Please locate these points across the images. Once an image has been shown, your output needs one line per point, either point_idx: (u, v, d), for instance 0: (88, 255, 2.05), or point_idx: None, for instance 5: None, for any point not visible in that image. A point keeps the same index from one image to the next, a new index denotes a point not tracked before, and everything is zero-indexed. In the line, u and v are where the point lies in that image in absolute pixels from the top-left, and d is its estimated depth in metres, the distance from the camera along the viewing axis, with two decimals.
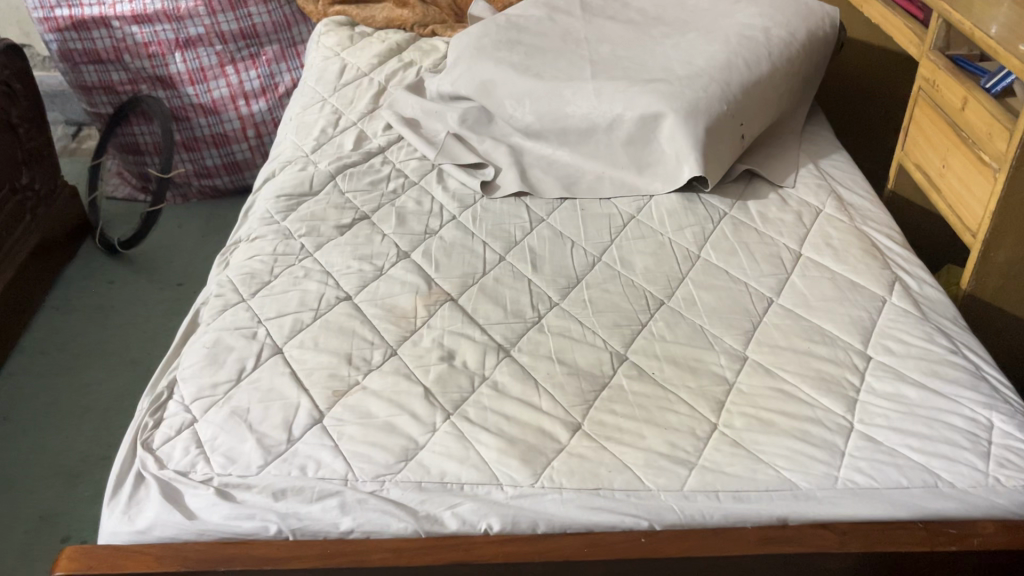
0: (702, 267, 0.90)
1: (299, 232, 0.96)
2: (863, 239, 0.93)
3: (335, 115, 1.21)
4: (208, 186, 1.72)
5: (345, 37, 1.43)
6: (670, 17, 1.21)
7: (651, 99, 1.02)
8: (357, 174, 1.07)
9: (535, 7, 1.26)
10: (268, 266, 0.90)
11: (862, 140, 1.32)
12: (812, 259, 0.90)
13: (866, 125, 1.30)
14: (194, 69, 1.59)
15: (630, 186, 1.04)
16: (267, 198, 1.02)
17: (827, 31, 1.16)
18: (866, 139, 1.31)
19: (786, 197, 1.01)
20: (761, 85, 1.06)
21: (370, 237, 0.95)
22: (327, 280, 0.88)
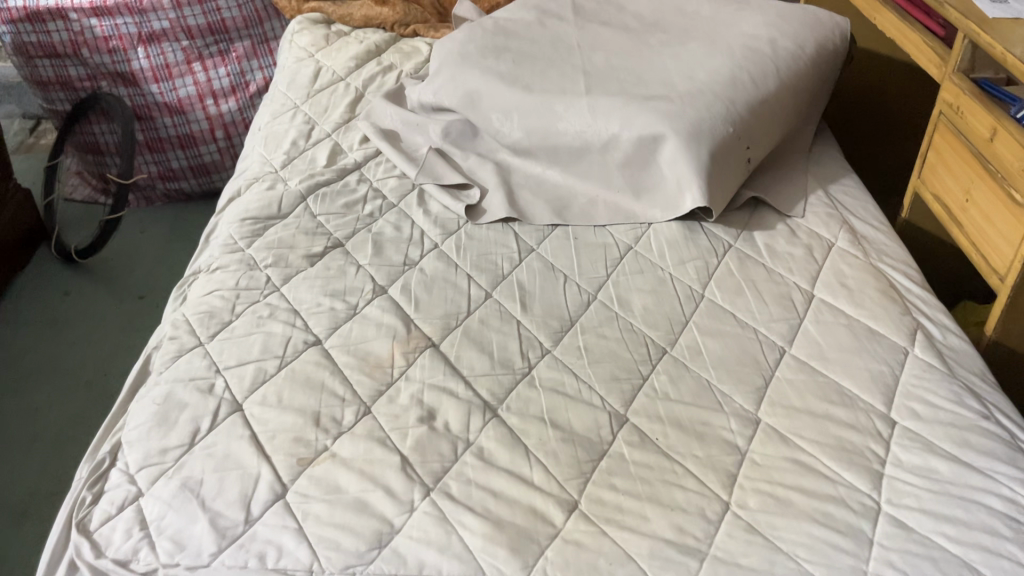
0: (707, 308, 0.82)
1: (264, 262, 0.88)
2: (880, 278, 0.85)
3: (307, 125, 1.12)
4: (174, 189, 1.62)
5: (319, 36, 1.34)
6: (669, 24, 1.13)
7: (651, 118, 0.93)
8: (329, 195, 0.98)
9: (524, 11, 1.17)
10: (229, 303, 0.81)
11: (868, 156, 1.25)
12: (826, 302, 0.83)
13: (873, 140, 1.23)
14: (159, 66, 1.49)
15: (626, 213, 0.96)
16: (231, 222, 0.94)
17: (838, 43, 1.08)
18: (872, 154, 1.24)
19: (795, 228, 0.93)
20: (770, 103, 0.98)
21: (343, 268, 0.87)
22: (294, 321, 0.80)
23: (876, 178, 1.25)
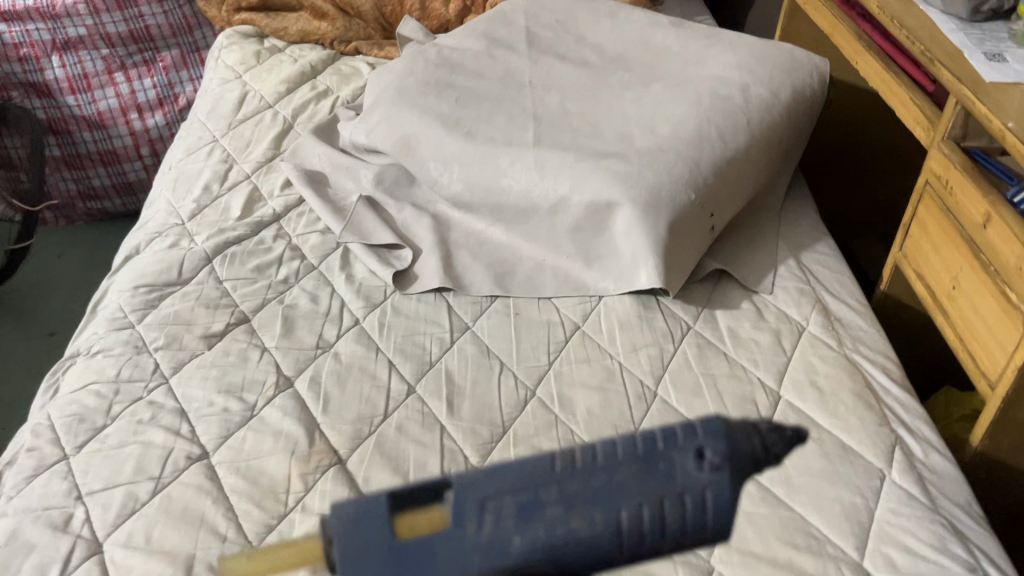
0: (660, 412, 0.72)
1: (154, 344, 0.76)
2: (856, 376, 0.75)
3: (224, 164, 1.00)
4: (96, 209, 1.49)
5: (250, 52, 1.22)
6: (632, 59, 1.01)
7: (604, 181, 0.82)
8: (239, 255, 0.86)
9: (472, 39, 1.05)
10: (105, 402, 0.70)
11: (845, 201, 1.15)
12: (794, 407, 0.72)
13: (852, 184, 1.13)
14: (75, 76, 1.36)
15: (575, 283, 0.85)
16: (122, 290, 0.82)
17: (816, 87, 0.97)
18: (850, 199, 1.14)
19: (762, 307, 0.83)
20: (739, 162, 0.87)
21: (244, 354, 0.75)
22: (179, 428, 0.68)
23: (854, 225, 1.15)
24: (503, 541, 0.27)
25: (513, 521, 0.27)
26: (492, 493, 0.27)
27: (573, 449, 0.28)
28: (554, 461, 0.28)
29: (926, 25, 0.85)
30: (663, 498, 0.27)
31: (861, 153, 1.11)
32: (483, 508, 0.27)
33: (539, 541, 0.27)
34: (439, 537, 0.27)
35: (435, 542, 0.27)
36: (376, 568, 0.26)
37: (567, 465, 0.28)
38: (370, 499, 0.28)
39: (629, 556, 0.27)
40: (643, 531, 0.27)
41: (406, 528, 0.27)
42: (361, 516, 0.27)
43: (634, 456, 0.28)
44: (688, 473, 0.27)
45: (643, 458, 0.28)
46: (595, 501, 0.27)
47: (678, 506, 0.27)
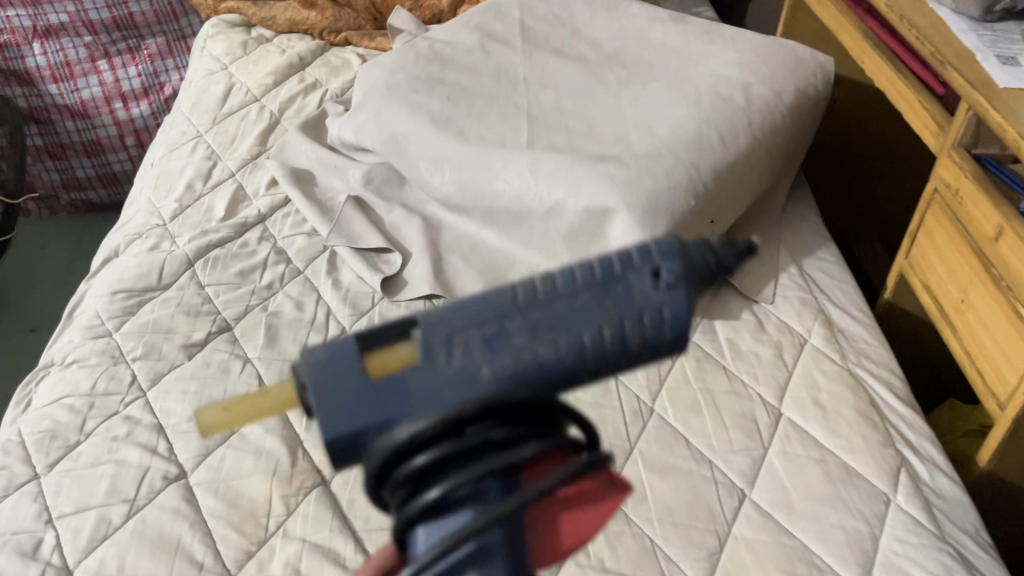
0: (657, 429, 0.69)
1: (132, 354, 0.73)
2: (860, 393, 0.72)
3: (208, 161, 0.96)
4: (81, 202, 1.46)
5: (237, 42, 1.18)
6: (630, 55, 0.98)
7: (600, 186, 0.79)
8: (221, 258, 0.83)
9: (466, 32, 1.02)
10: (78, 417, 0.67)
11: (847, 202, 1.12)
12: (795, 425, 0.70)
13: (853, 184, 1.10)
14: (57, 63, 1.32)
15: None
16: (99, 295, 0.79)
17: (821, 87, 0.93)
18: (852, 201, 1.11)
19: (763, 317, 0.80)
20: (740, 167, 0.84)
21: (225, 366, 0.72)
22: (155, 445, 0.66)
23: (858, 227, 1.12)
24: (470, 369, 0.27)
25: (478, 349, 0.27)
26: (455, 326, 0.27)
27: (532, 279, 0.28)
28: (515, 292, 0.28)
29: (937, 25, 0.82)
30: (622, 320, 0.27)
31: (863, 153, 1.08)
32: (450, 341, 0.27)
33: (503, 365, 0.27)
34: (408, 369, 0.27)
35: (406, 378, 0.27)
36: (350, 403, 0.26)
37: (528, 291, 0.28)
38: (335, 341, 0.28)
39: (591, 371, 0.28)
40: (603, 346, 0.27)
41: (378, 367, 0.27)
42: (331, 358, 0.27)
43: (593, 279, 0.28)
44: (644, 294, 0.28)
45: (602, 284, 0.28)
46: (562, 322, 0.27)
47: (635, 322, 0.27)
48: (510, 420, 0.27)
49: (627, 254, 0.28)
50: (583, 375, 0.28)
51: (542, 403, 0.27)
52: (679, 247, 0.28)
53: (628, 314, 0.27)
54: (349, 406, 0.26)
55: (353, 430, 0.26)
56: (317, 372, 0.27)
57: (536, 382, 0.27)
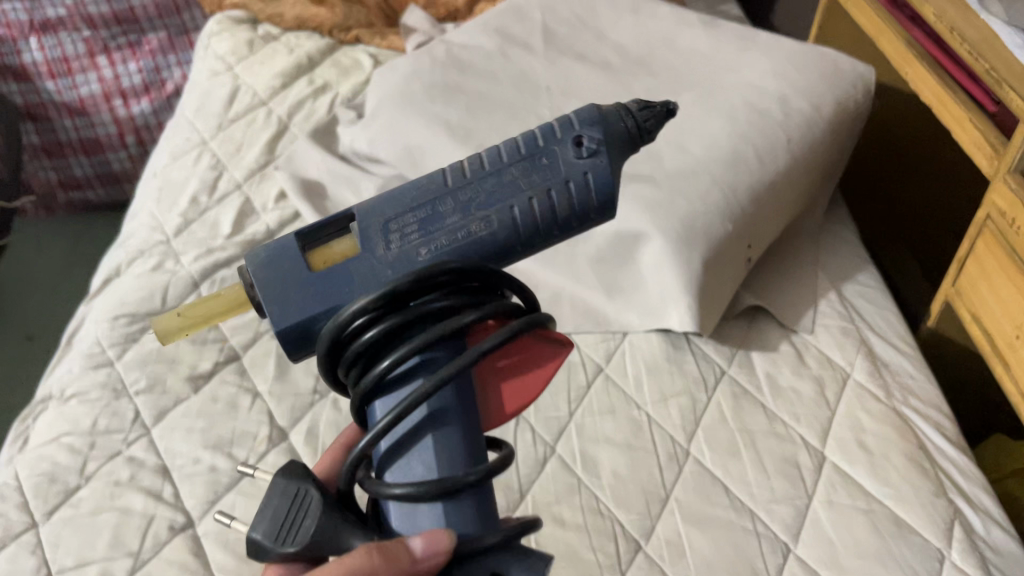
0: (692, 476, 0.65)
1: (134, 387, 0.69)
2: (908, 435, 0.68)
3: (213, 171, 0.92)
4: (78, 200, 1.42)
5: (242, 40, 1.13)
6: (659, 61, 0.93)
7: (631, 210, 0.74)
8: (229, 280, 0.79)
9: (485, 35, 0.97)
10: (79, 457, 0.63)
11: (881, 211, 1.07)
12: (841, 471, 0.66)
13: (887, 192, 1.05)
14: (55, 59, 1.27)
15: (595, 316, 0.77)
16: (100, 319, 0.74)
17: (861, 99, 0.88)
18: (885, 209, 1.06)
19: (802, 349, 0.76)
20: (778, 187, 0.79)
21: (234, 401, 0.68)
22: (160, 491, 0.61)
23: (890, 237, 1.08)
24: (410, 250, 0.38)
25: (415, 233, 0.39)
26: (393, 217, 0.39)
27: (460, 168, 0.40)
28: (445, 179, 0.39)
29: (990, 40, 0.76)
30: (546, 188, 0.38)
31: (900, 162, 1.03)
32: (389, 231, 0.39)
33: (437, 245, 0.38)
34: (353, 258, 0.39)
35: (350, 264, 0.39)
36: (299, 286, 0.38)
37: (453, 180, 0.39)
38: (282, 243, 0.40)
39: (521, 241, 0.39)
40: (529, 212, 0.39)
41: (322, 261, 0.39)
42: (281, 255, 0.39)
43: (513, 158, 0.39)
44: (565, 162, 0.38)
45: (523, 159, 0.39)
46: (483, 203, 0.38)
47: (560, 189, 0.38)
48: (447, 294, 0.37)
49: (551, 129, 0.39)
50: (509, 243, 0.39)
51: (473, 267, 0.37)
52: (594, 115, 0.39)
53: (553, 182, 0.38)
54: (309, 293, 0.38)
55: (303, 316, 0.38)
56: (276, 266, 0.39)
57: (467, 252, 0.38)
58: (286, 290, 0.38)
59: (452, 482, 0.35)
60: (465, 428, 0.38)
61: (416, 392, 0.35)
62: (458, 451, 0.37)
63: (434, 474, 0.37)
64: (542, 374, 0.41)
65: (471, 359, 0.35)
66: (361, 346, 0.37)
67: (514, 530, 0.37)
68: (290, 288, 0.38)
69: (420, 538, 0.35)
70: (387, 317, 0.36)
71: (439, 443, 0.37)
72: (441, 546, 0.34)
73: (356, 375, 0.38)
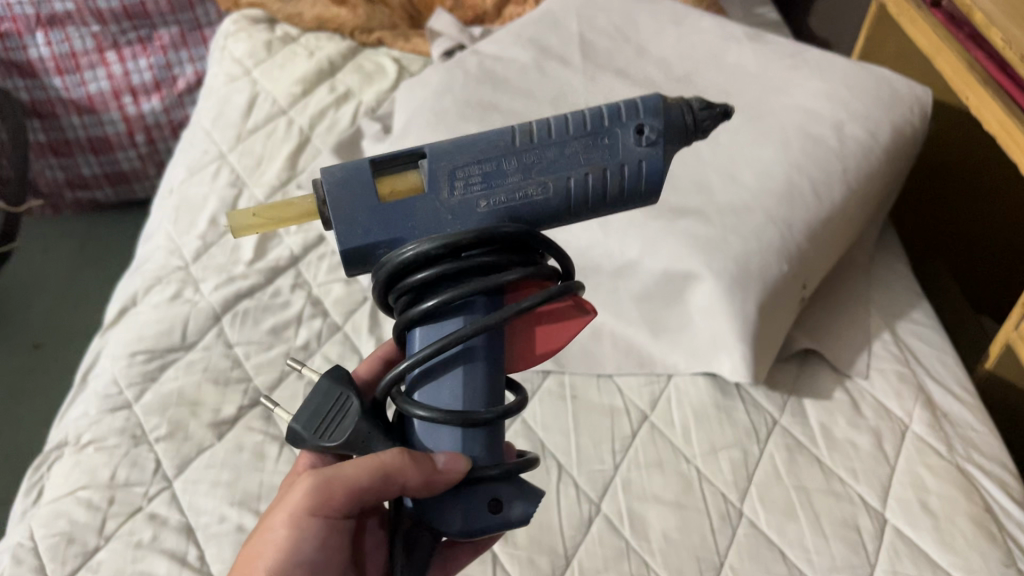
0: (747, 540, 0.62)
1: (155, 433, 0.65)
2: (973, 496, 0.64)
3: (232, 190, 0.87)
4: (86, 198, 1.38)
5: (260, 42, 1.08)
6: (703, 79, 0.88)
7: (681, 248, 0.70)
8: (252, 312, 0.75)
9: (519, 47, 0.92)
10: (97, 514, 0.59)
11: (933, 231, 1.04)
12: (903, 537, 0.62)
13: (940, 216, 1.02)
14: (62, 54, 1.22)
15: (639, 356, 0.74)
16: (116, 356, 0.71)
17: (917, 124, 0.83)
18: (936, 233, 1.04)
19: (857, 397, 0.72)
20: (833, 222, 0.75)
21: (261, 449, 0.64)
22: (184, 553, 0.58)
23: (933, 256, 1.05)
24: (471, 202, 0.39)
25: (478, 185, 0.39)
26: (461, 165, 0.39)
27: (530, 127, 0.39)
28: (513, 136, 0.39)
29: None
30: (604, 168, 0.39)
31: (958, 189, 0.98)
32: (454, 177, 0.39)
33: (496, 201, 0.39)
34: (419, 197, 0.39)
35: (413, 201, 0.39)
36: (366, 214, 0.38)
37: (523, 140, 0.39)
38: (356, 164, 0.39)
39: (571, 209, 0.40)
40: (583, 186, 0.39)
41: (390, 190, 0.39)
42: (353, 178, 0.39)
43: (581, 130, 0.39)
44: (627, 149, 0.39)
45: (589, 135, 0.39)
46: (546, 169, 0.39)
47: (616, 171, 0.39)
48: (496, 251, 0.39)
49: (621, 108, 0.39)
50: (563, 211, 0.40)
51: (525, 234, 0.38)
52: (663, 107, 0.39)
53: (614, 163, 0.39)
54: (374, 221, 0.39)
55: (366, 242, 0.39)
56: (343, 188, 0.38)
57: (522, 216, 0.39)
58: (351, 217, 0.38)
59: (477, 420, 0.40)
60: (489, 365, 0.42)
61: (459, 337, 0.38)
62: (480, 383, 0.41)
63: (458, 406, 0.41)
64: (562, 334, 0.43)
65: (512, 315, 0.38)
66: (415, 283, 0.38)
67: (517, 465, 0.42)
68: (353, 214, 0.38)
69: (443, 457, 0.40)
70: (439, 262, 0.38)
71: (466, 376, 0.41)
72: (458, 470, 0.40)
73: (406, 303, 0.40)
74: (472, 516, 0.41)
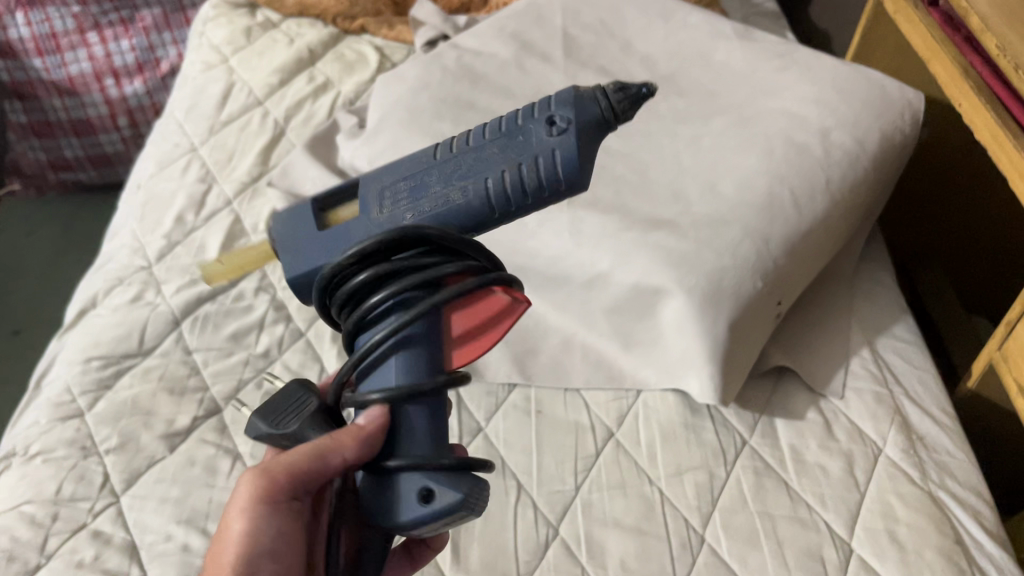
0: (706, 569, 0.60)
1: (105, 445, 0.64)
2: (944, 528, 0.62)
3: (201, 185, 0.85)
4: (70, 181, 1.36)
5: (240, 29, 1.05)
6: (689, 79, 0.84)
7: (653, 263, 0.68)
8: (212, 316, 0.73)
9: (499, 42, 0.89)
10: (40, 531, 0.58)
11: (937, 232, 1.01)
12: (868, 570, 0.60)
13: (945, 218, 0.99)
14: (42, 35, 1.21)
15: (609, 370, 0.72)
16: (72, 362, 0.69)
17: (908, 131, 0.80)
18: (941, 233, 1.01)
19: (831, 419, 0.70)
20: (814, 236, 0.72)
21: (213, 463, 0.63)
22: (126, 573, 0.56)
23: (933, 257, 1.03)
24: (398, 215, 0.40)
25: (406, 199, 0.40)
26: (390, 185, 0.41)
27: (453, 142, 0.41)
28: (438, 154, 0.41)
29: None
30: (519, 162, 0.39)
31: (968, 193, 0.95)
32: (384, 196, 0.40)
33: (423, 210, 0.39)
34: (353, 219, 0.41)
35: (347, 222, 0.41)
36: (308, 241, 0.41)
37: (447, 154, 0.41)
38: (300, 204, 0.43)
39: (497, 210, 0.39)
40: (503, 186, 0.39)
41: (333, 220, 0.42)
42: (292, 214, 0.42)
43: (497, 133, 0.40)
44: (540, 140, 0.39)
45: (505, 137, 0.40)
46: (465, 173, 0.39)
47: (530, 164, 0.38)
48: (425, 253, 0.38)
49: (535, 109, 0.40)
50: (489, 214, 0.39)
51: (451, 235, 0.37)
52: (574, 96, 0.39)
53: (527, 157, 0.38)
54: (314, 245, 0.41)
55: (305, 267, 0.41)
56: (288, 223, 0.42)
57: (450, 222, 0.39)
58: (292, 246, 0.41)
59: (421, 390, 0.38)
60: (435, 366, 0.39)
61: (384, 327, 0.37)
62: (423, 373, 0.39)
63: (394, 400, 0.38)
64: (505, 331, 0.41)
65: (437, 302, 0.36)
66: (351, 285, 0.38)
67: (464, 462, 0.39)
68: (295, 243, 0.41)
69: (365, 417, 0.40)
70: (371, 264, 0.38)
71: (404, 363, 0.39)
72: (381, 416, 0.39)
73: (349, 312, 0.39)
74: (400, 497, 0.38)
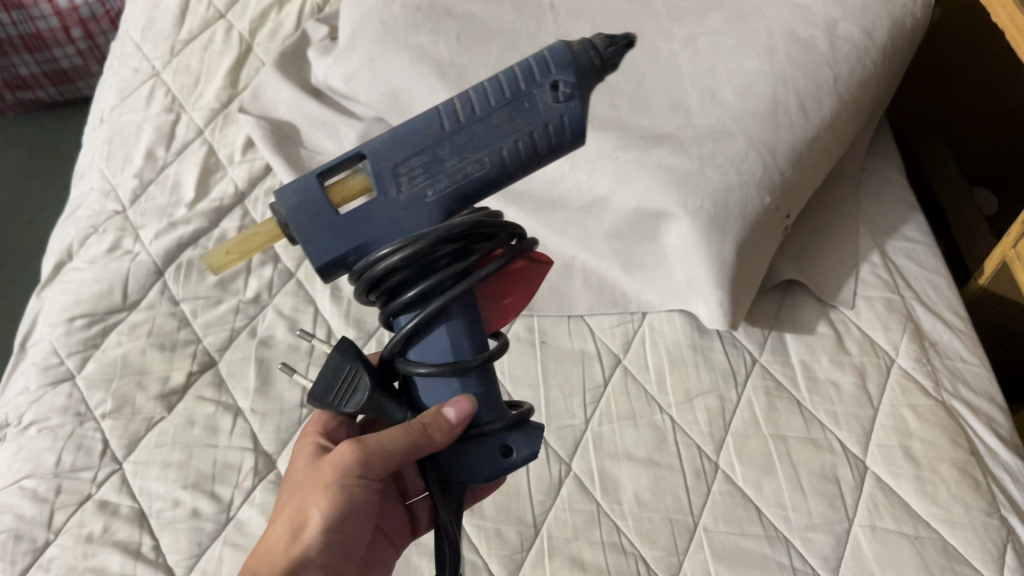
0: (721, 497, 0.60)
1: (99, 410, 0.62)
2: (959, 439, 0.61)
3: (167, 115, 0.80)
4: (27, 98, 1.31)
5: None
6: None
7: (657, 185, 0.64)
8: (196, 264, 0.70)
9: None
10: (43, 508, 0.57)
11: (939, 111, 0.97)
12: (883, 488, 0.60)
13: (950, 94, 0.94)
14: None
15: (612, 294, 0.71)
16: (53, 322, 0.66)
17: (919, 15, 0.72)
18: (942, 109, 0.96)
19: (842, 331, 0.68)
20: (822, 140, 0.68)
21: (214, 422, 0.61)
22: (138, 544, 0.56)
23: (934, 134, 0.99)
24: (417, 194, 0.37)
25: (420, 175, 0.37)
26: (399, 160, 0.37)
27: (452, 105, 0.37)
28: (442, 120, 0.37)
29: None
30: (530, 131, 0.37)
31: (977, 69, 0.89)
32: (398, 174, 0.37)
33: (442, 187, 0.37)
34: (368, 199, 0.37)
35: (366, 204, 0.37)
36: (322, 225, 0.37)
37: (451, 120, 0.37)
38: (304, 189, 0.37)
39: (508, 174, 0.38)
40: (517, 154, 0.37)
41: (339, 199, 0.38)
42: (304, 205, 0.37)
43: (501, 99, 0.37)
44: (547, 106, 0.36)
45: (510, 102, 0.36)
46: (478, 145, 0.37)
47: (541, 132, 0.37)
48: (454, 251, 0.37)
49: (535, 67, 0.37)
50: (501, 180, 0.38)
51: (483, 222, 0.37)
52: (571, 58, 0.36)
53: (536, 126, 0.37)
54: (331, 232, 0.37)
55: (334, 255, 0.37)
56: (304, 213, 0.37)
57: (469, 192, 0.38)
58: (311, 231, 0.37)
59: (466, 366, 0.38)
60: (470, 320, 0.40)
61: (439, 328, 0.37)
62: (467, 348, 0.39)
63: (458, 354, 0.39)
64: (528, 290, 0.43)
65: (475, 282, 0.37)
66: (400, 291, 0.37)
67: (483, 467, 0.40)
68: (312, 234, 0.37)
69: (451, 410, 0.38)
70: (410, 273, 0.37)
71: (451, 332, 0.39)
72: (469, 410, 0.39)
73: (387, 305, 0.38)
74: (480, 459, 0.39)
